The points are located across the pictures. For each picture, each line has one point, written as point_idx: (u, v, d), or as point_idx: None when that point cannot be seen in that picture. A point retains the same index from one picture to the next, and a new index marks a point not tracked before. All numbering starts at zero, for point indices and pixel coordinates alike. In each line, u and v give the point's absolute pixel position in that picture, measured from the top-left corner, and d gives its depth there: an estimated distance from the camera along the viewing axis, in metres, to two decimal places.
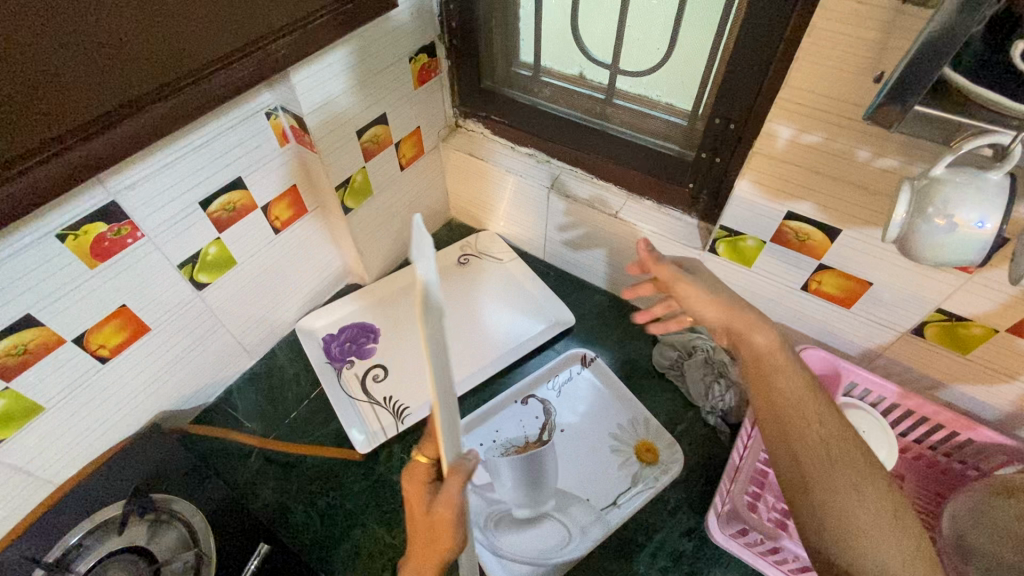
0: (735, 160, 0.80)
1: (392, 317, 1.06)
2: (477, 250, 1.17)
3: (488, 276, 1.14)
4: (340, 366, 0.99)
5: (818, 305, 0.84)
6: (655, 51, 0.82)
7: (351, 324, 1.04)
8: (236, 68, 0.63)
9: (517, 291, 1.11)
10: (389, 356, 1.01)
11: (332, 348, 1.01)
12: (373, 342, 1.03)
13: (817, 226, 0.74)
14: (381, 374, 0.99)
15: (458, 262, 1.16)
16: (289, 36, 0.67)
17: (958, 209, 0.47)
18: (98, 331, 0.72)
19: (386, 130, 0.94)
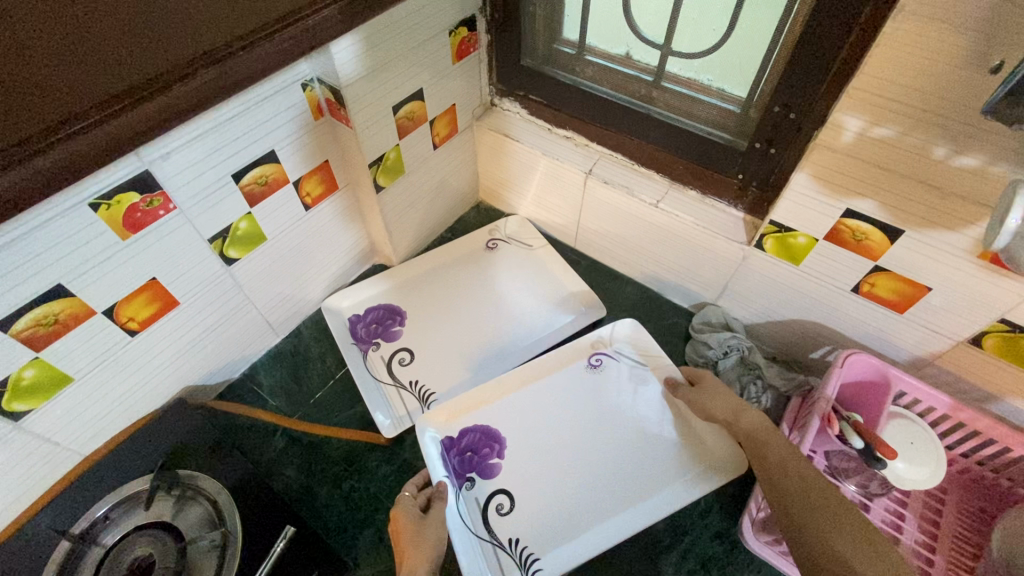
0: (792, 151, 0.75)
1: (419, 301, 1.05)
2: (505, 235, 1.15)
3: (516, 262, 1.11)
4: (365, 348, 0.98)
5: (868, 309, 0.80)
6: (711, 32, 0.77)
7: (377, 306, 1.03)
8: (286, 33, 0.58)
9: (545, 281, 1.08)
10: (415, 340, 1.00)
11: (358, 329, 1.00)
12: (399, 325, 1.01)
13: (877, 225, 0.70)
14: (407, 360, 0.97)
15: (486, 247, 1.13)
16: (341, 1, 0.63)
17: None
18: (128, 303, 0.71)
19: (421, 106, 0.91)
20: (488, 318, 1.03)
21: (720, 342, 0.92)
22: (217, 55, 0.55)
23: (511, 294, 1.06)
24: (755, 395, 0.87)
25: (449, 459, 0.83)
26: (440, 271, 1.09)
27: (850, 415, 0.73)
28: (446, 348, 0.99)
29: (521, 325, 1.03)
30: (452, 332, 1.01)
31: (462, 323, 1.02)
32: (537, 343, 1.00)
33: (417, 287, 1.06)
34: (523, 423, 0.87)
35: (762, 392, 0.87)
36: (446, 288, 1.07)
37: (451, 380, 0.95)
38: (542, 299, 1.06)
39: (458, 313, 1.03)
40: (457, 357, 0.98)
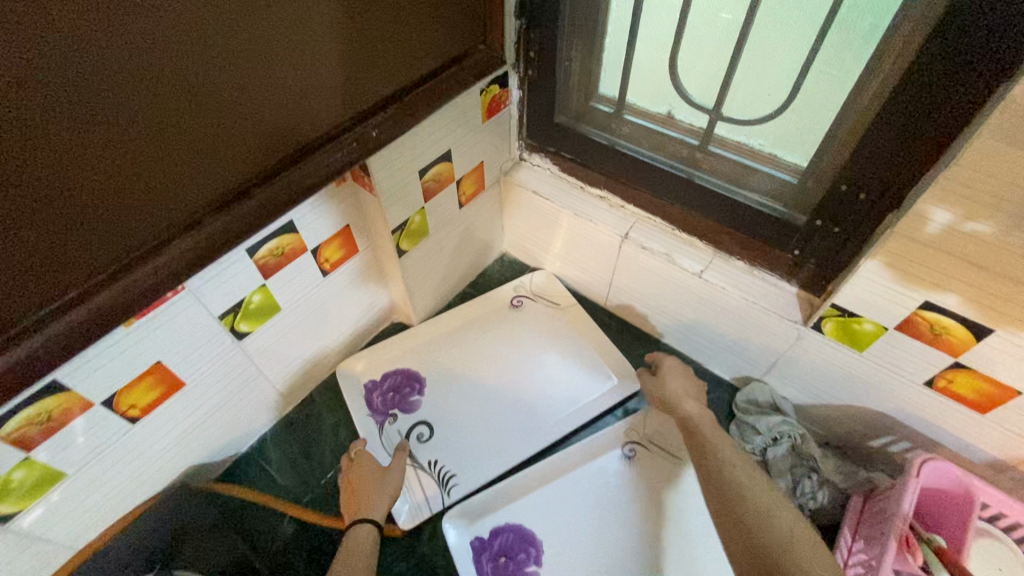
0: (861, 232, 0.68)
1: (438, 367, 0.98)
2: (531, 292, 1.08)
3: (542, 323, 1.04)
4: (381, 420, 0.92)
5: (942, 405, 0.72)
6: (768, 99, 0.71)
7: (393, 370, 0.97)
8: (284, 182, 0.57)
9: (573, 346, 1.00)
10: (435, 413, 0.93)
11: (374, 399, 0.94)
12: (417, 395, 0.94)
13: (960, 322, 0.62)
14: (426, 435, 0.91)
15: (510, 305, 1.06)
16: (348, 136, 0.62)
17: None
18: (128, 391, 0.65)
19: (449, 167, 0.85)
20: (513, 388, 0.96)
21: (768, 429, 0.84)
22: (215, 209, 0.53)
23: (537, 361, 0.99)
24: (808, 492, 0.79)
25: (482, 564, 0.79)
26: (460, 332, 1.02)
27: (931, 536, 0.65)
28: (468, 423, 0.92)
29: (547, 397, 0.95)
30: (475, 404, 0.94)
31: (485, 394, 0.95)
32: (565, 419, 0.93)
33: (434, 350, 1.00)
34: (554, 519, 0.82)
35: (816, 488, 0.80)
36: (466, 352, 1.00)
37: (474, 460, 0.89)
38: (569, 367, 0.98)
39: (481, 382, 0.96)
40: (479, 432, 0.91)
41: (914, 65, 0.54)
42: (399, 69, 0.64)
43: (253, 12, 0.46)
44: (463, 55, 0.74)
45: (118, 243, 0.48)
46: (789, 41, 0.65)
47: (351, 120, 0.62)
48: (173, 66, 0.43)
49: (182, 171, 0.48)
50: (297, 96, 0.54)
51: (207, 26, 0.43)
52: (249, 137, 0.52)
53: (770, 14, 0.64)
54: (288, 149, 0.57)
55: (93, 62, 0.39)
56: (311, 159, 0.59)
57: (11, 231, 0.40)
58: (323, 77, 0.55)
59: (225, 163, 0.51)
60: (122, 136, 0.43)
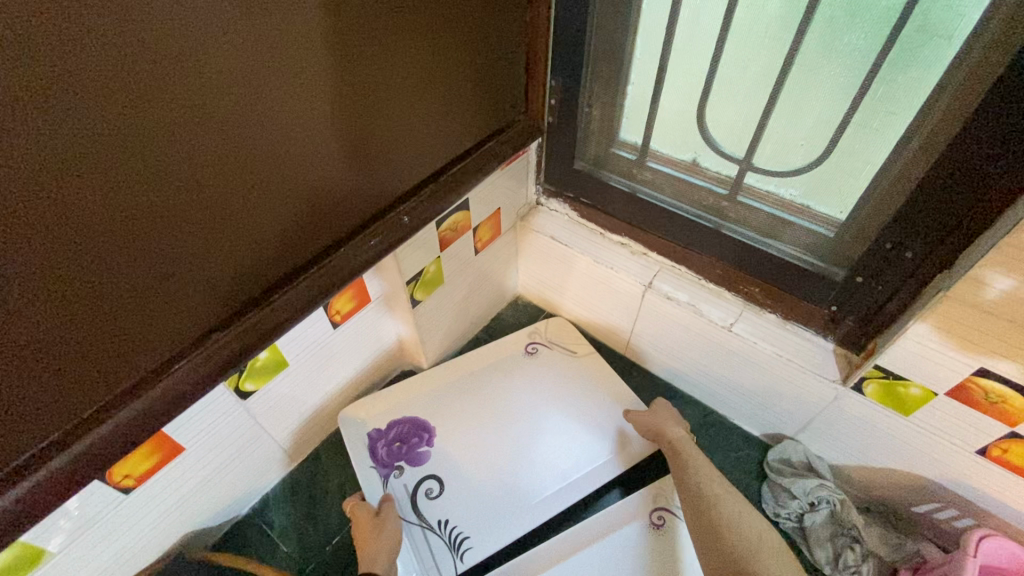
0: (904, 290, 0.64)
1: (449, 418, 0.92)
2: (546, 338, 1.02)
3: (557, 370, 0.98)
4: (386, 473, 0.86)
5: (996, 475, 0.67)
6: (802, 150, 0.68)
7: (398, 419, 0.90)
8: (321, 272, 0.60)
9: (590, 396, 0.95)
10: (446, 468, 0.87)
11: (378, 450, 0.87)
12: (425, 446, 0.89)
13: (1019, 389, 0.58)
14: (435, 491, 0.85)
15: (524, 351, 1.00)
16: (384, 222, 0.65)
17: None
18: (123, 463, 0.60)
19: (466, 215, 0.82)
20: (527, 441, 0.91)
21: (805, 494, 0.80)
22: (257, 301, 0.56)
23: (553, 412, 0.93)
24: (851, 564, 0.75)
25: None
26: (470, 379, 0.96)
27: None
28: (481, 480, 0.87)
29: (563, 451, 0.90)
30: (487, 458, 0.89)
31: (499, 447, 0.90)
32: (585, 475, 0.88)
33: (443, 398, 0.94)
34: None
35: (859, 560, 0.75)
36: (477, 400, 0.94)
37: (489, 523, 0.83)
38: (587, 417, 0.93)
39: (493, 434, 0.91)
40: (492, 490, 0.86)
41: (976, 114, 0.51)
42: (428, 159, 0.68)
43: (293, 132, 0.50)
44: (490, 134, 0.77)
45: (164, 343, 0.49)
46: (826, 93, 0.62)
47: (386, 208, 0.66)
48: (226, 179, 0.46)
49: (228, 270, 0.51)
50: (336, 194, 0.58)
51: (256, 146, 0.47)
52: (289, 233, 0.55)
53: (806, 66, 0.62)
54: (325, 240, 0.60)
55: (154, 185, 0.42)
56: (347, 248, 0.62)
57: (71, 343, 0.42)
58: (359, 174, 0.59)
59: (266, 260, 0.54)
60: (177, 246, 0.45)
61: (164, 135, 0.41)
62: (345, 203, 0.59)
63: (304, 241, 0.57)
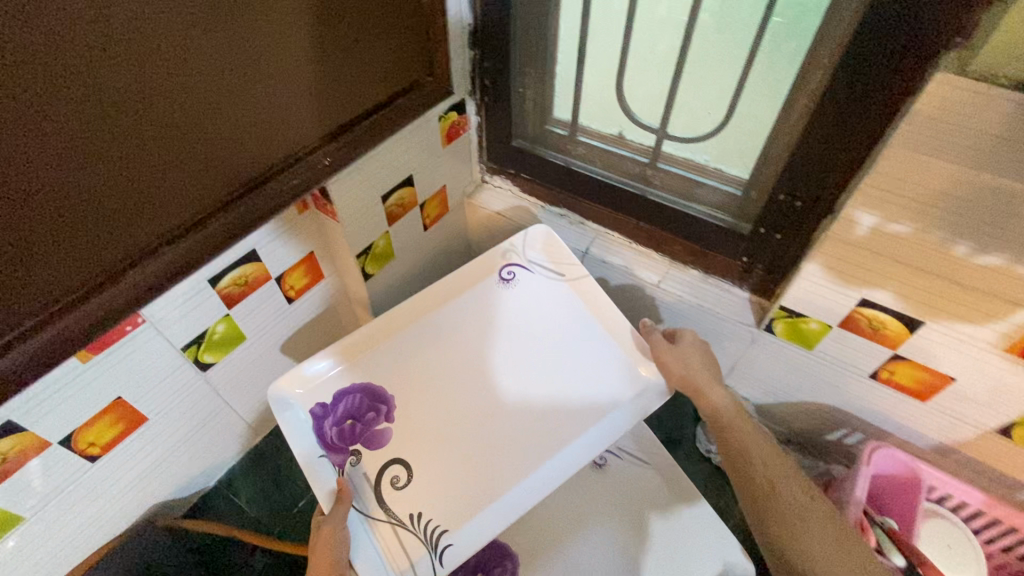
0: (796, 238, 0.73)
1: (417, 371, 0.74)
2: (524, 258, 0.82)
3: (541, 301, 0.78)
4: (340, 461, 0.68)
5: (887, 397, 0.76)
6: (708, 118, 0.76)
7: (350, 387, 0.73)
8: (268, 192, 0.62)
9: (585, 332, 0.75)
10: (411, 448, 0.68)
11: (324, 432, 0.69)
12: (383, 421, 0.70)
13: (893, 316, 0.67)
14: (402, 481, 0.66)
15: (500, 280, 0.80)
16: (329, 146, 0.66)
17: None
18: (87, 429, 0.64)
19: (411, 191, 0.87)
20: (513, 395, 0.71)
21: None
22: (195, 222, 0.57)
23: (544, 359, 0.74)
24: None
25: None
26: (440, 326, 0.77)
27: (882, 519, 0.69)
28: (459, 451, 0.68)
29: (561, 403, 0.70)
30: (463, 422, 0.70)
31: (478, 410, 0.71)
32: (589, 442, 0.68)
33: (404, 349, 0.75)
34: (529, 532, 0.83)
35: None
36: (447, 348, 0.76)
37: (476, 509, 0.65)
38: (587, 358, 0.73)
39: (468, 388, 0.72)
40: (475, 465, 0.67)
41: (842, 69, 0.57)
42: (370, 87, 0.68)
43: (221, 53, 0.50)
44: (412, 85, 0.75)
45: (113, 253, 0.52)
46: (723, 65, 0.70)
47: (332, 133, 0.66)
48: (169, 94, 0.48)
49: (162, 188, 0.52)
50: (280, 112, 0.58)
51: (182, 64, 0.47)
52: (233, 150, 0.56)
53: (704, 42, 0.69)
54: (272, 160, 0.61)
55: (77, 97, 0.42)
56: (294, 168, 0.64)
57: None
58: (303, 96, 0.60)
59: (205, 178, 0.55)
60: (119, 157, 0.47)
61: (84, 45, 0.41)
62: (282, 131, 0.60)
63: (240, 166, 0.58)
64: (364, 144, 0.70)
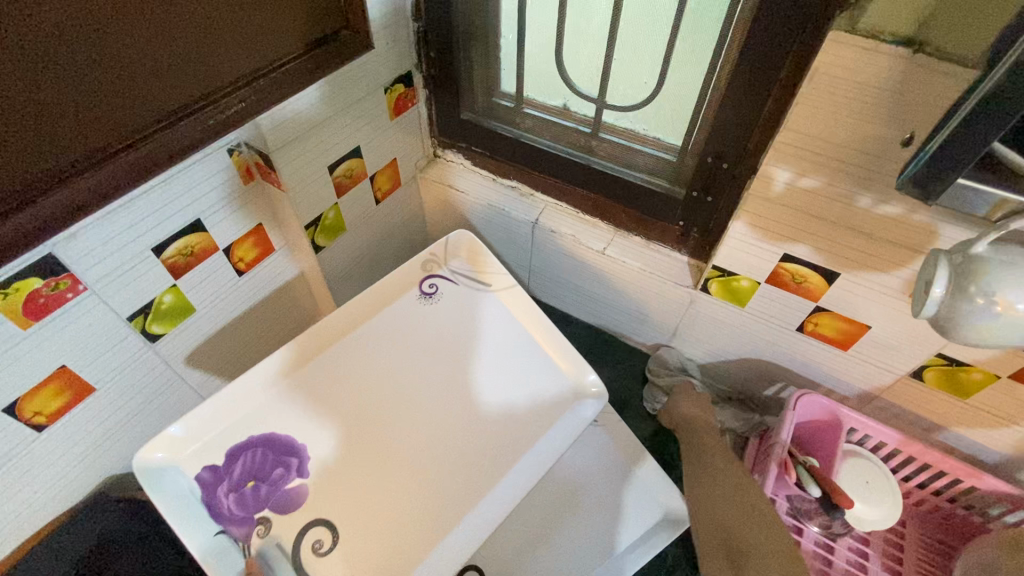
0: (727, 199, 0.77)
1: (346, 391, 0.69)
2: (448, 269, 0.80)
3: (468, 312, 0.76)
4: (242, 533, 0.59)
5: (815, 348, 0.81)
6: (643, 86, 0.79)
7: (248, 442, 0.64)
8: (211, 111, 0.63)
9: (521, 338, 0.74)
10: (343, 487, 0.62)
11: (220, 501, 0.60)
12: (295, 477, 0.62)
13: (813, 269, 0.71)
14: (326, 544, 0.59)
15: (422, 295, 0.77)
16: (274, 72, 0.68)
17: (1006, 290, 0.38)
18: (32, 398, 0.64)
19: (359, 163, 0.88)
20: (460, 407, 0.68)
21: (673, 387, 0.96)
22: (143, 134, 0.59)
23: (475, 379, 0.70)
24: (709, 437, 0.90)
25: None
26: (352, 354, 0.72)
27: (805, 458, 0.74)
28: (412, 469, 0.64)
29: (515, 408, 0.68)
30: (411, 438, 0.66)
31: (405, 439, 0.65)
32: (552, 441, 0.66)
33: (326, 370, 0.70)
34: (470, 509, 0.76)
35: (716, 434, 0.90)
36: (376, 365, 0.71)
37: (450, 524, 0.60)
38: (529, 359, 0.72)
39: (409, 402, 0.68)
40: (417, 493, 0.62)
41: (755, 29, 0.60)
42: (320, 20, 0.72)
43: None
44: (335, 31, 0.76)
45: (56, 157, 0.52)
46: (653, 32, 0.73)
47: (281, 59, 0.69)
48: (110, 32, 0.50)
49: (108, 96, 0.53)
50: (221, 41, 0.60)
51: None
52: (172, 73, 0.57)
53: (634, 11, 0.72)
54: (222, 80, 0.63)
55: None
56: (241, 89, 0.66)
57: None
58: (251, 19, 0.62)
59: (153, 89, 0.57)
60: (69, 59, 0.49)
61: None
62: (229, 49, 0.62)
63: (188, 81, 0.59)
64: (322, 70, 0.73)
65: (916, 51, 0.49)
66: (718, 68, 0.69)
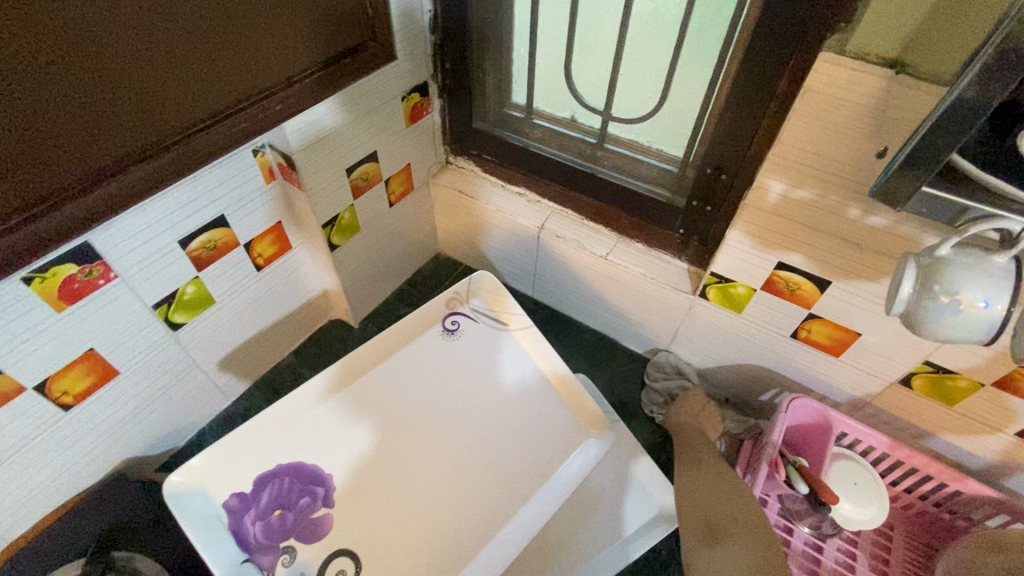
0: (725, 208, 0.81)
1: (371, 426, 0.74)
2: (468, 307, 0.84)
3: (485, 351, 0.81)
4: (268, 561, 0.64)
5: (808, 353, 0.84)
6: (648, 100, 0.83)
7: (275, 472, 0.69)
8: (243, 117, 0.63)
9: (537, 384, 0.78)
10: (370, 513, 0.68)
11: (246, 529, 0.65)
12: (320, 506, 0.68)
13: (806, 277, 0.75)
14: (348, 574, 0.64)
15: (444, 332, 0.82)
16: (316, 73, 0.70)
17: (963, 288, 0.43)
18: (60, 377, 0.68)
19: (375, 167, 0.93)
20: (476, 444, 0.73)
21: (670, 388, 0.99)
22: (180, 136, 0.59)
23: (496, 415, 0.76)
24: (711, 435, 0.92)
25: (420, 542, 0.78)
26: (381, 387, 0.76)
27: (796, 458, 0.77)
28: (429, 506, 0.69)
29: (526, 455, 0.72)
30: (429, 478, 0.71)
31: (429, 472, 0.71)
32: (559, 486, 0.70)
33: (353, 406, 0.74)
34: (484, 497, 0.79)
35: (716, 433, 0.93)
36: (399, 402, 0.76)
37: (462, 561, 0.65)
38: (542, 408, 0.76)
39: (428, 443, 0.73)
40: (443, 522, 0.68)
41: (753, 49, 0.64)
42: (352, 27, 0.73)
43: None
44: (359, 45, 0.75)
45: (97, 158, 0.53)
46: (658, 49, 0.77)
47: (314, 65, 0.69)
48: (153, 34, 0.51)
49: (149, 99, 0.54)
50: (246, 56, 0.60)
51: None
52: (195, 87, 0.57)
53: (641, 30, 0.76)
54: (258, 83, 0.64)
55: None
56: (275, 92, 0.66)
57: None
58: (288, 25, 0.63)
59: (191, 93, 0.57)
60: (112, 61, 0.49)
61: None
62: (266, 52, 0.63)
63: (223, 84, 0.60)
64: (347, 76, 0.74)
65: (900, 70, 0.52)
66: (719, 84, 0.73)
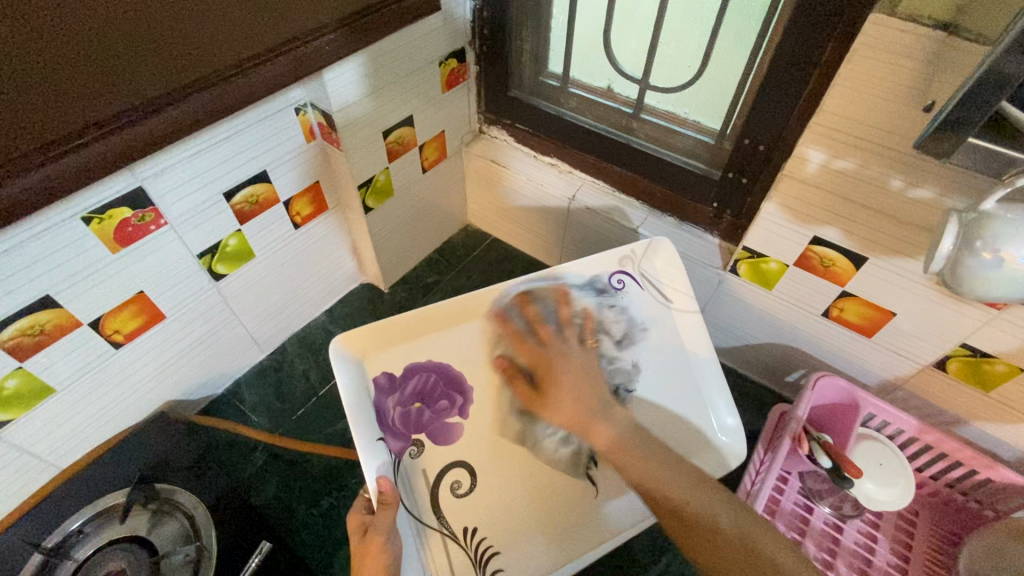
0: (761, 181, 0.79)
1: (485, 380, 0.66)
2: (640, 271, 0.74)
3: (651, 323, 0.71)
4: (399, 447, 0.61)
5: (839, 333, 0.83)
6: (687, 69, 0.82)
7: (425, 365, 0.66)
8: (280, 61, 0.65)
9: (685, 387, 0.68)
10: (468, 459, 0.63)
11: (388, 410, 0.62)
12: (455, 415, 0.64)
13: (841, 253, 0.73)
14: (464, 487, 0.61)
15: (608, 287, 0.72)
16: (354, 23, 0.71)
17: (1005, 244, 0.44)
18: (115, 316, 0.72)
19: (411, 131, 0.94)
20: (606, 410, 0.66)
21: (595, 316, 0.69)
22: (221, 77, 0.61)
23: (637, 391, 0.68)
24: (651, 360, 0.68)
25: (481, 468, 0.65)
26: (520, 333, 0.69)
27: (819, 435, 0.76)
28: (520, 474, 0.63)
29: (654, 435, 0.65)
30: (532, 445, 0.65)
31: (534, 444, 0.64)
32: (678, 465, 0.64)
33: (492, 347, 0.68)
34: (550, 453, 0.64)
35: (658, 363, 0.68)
36: None
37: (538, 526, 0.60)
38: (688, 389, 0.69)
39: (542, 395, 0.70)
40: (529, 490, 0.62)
41: (797, 13, 0.62)
42: None
43: None
44: None
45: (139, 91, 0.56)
46: (700, 15, 0.75)
47: (350, 15, 0.71)
48: None
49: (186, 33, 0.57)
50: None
51: None
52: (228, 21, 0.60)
53: None
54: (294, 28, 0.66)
55: None
56: (312, 38, 0.67)
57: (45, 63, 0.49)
58: None
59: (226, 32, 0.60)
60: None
61: None
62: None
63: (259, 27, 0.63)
64: (385, 27, 0.75)
65: (952, 32, 0.51)
66: (761, 51, 0.71)
